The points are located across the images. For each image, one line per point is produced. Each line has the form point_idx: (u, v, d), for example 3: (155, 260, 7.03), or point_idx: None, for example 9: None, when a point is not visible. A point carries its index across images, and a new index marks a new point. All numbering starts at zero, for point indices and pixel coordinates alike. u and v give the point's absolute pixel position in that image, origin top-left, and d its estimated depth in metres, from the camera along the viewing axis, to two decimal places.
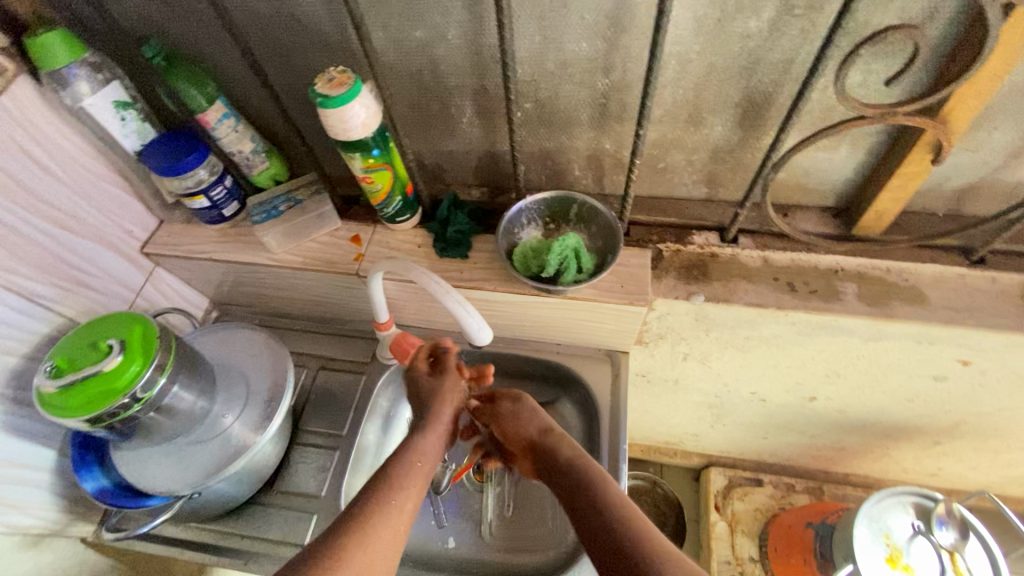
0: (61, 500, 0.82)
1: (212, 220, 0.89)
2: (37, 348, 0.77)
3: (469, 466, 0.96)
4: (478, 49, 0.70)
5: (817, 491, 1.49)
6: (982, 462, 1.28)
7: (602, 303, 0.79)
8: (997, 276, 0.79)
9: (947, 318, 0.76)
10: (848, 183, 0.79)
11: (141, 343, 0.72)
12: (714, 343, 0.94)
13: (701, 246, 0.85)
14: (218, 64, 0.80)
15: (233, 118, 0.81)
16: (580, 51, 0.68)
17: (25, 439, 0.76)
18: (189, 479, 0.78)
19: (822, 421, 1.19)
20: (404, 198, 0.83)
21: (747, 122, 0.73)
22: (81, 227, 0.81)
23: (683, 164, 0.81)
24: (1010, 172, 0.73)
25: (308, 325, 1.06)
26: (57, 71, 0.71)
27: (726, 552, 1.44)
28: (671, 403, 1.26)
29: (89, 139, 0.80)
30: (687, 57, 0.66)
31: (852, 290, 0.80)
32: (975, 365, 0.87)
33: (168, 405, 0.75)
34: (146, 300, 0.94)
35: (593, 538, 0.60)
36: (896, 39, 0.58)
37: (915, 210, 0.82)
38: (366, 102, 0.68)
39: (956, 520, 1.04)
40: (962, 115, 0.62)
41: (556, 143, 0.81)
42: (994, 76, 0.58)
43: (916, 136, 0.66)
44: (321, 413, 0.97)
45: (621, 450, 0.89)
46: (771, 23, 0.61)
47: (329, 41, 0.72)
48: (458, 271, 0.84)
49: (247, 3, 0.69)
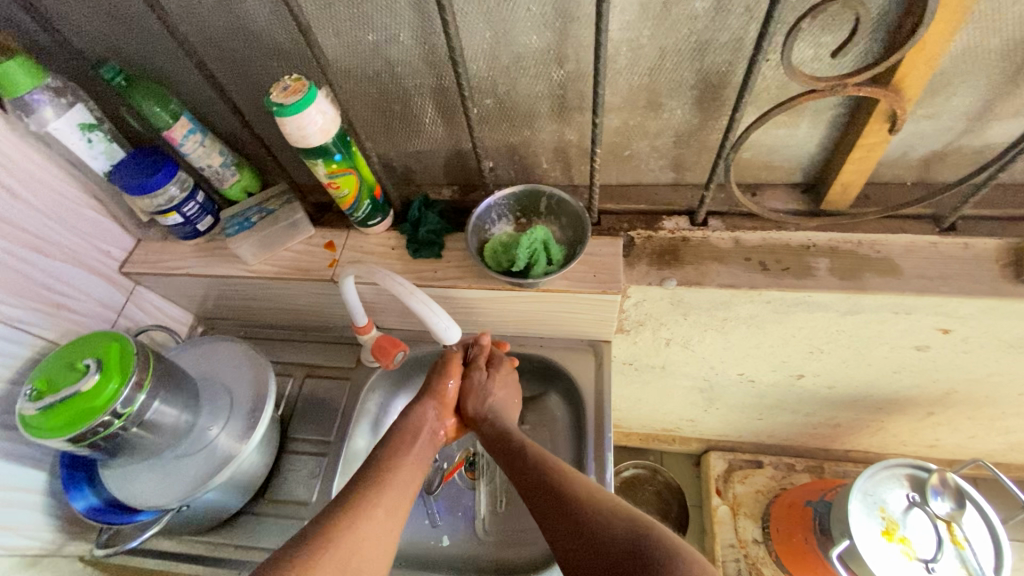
0: (56, 520, 0.84)
1: (187, 235, 0.90)
2: (21, 372, 0.78)
3: (459, 463, 1.00)
4: (431, 48, 0.70)
5: (817, 469, 1.49)
6: (979, 430, 1.27)
7: (576, 293, 0.79)
8: (970, 242, 0.79)
9: (920, 288, 0.76)
10: (814, 158, 0.79)
11: (119, 360, 0.73)
12: (693, 327, 0.94)
13: (671, 231, 0.85)
14: (180, 81, 0.81)
15: (200, 133, 0.82)
16: (532, 43, 0.68)
17: (15, 463, 0.77)
18: (176, 492, 0.78)
19: (813, 398, 1.19)
20: (374, 201, 0.83)
21: (704, 104, 0.73)
22: (56, 250, 0.82)
23: (648, 150, 0.81)
24: (973, 136, 0.72)
25: (292, 334, 1.07)
26: (19, 98, 0.72)
27: (730, 535, 1.44)
28: (662, 390, 1.26)
29: (60, 163, 0.81)
30: (639, 42, 0.66)
31: (825, 264, 0.80)
32: (955, 333, 0.87)
33: (151, 420, 0.76)
34: (129, 319, 0.95)
35: (561, 531, 0.64)
36: (840, 11, 0.58)
37: (883, 181, 0.81)
38: (323, 108, 0.69)
39: (950, 489, 1.05)
40: (915, 81, 0.61)
41: (521, 137, 0.82)
42: (941, 41, 0.58)
43: (871, 107, 0.66)
44: (309, 420, 0.98)
45: (606, 438, 0.89)
46: (715, 3, 0.61)
47: (285, 50, 0.73)
48: (432, 270, 0.84)
49: (198, 19, 0.71)
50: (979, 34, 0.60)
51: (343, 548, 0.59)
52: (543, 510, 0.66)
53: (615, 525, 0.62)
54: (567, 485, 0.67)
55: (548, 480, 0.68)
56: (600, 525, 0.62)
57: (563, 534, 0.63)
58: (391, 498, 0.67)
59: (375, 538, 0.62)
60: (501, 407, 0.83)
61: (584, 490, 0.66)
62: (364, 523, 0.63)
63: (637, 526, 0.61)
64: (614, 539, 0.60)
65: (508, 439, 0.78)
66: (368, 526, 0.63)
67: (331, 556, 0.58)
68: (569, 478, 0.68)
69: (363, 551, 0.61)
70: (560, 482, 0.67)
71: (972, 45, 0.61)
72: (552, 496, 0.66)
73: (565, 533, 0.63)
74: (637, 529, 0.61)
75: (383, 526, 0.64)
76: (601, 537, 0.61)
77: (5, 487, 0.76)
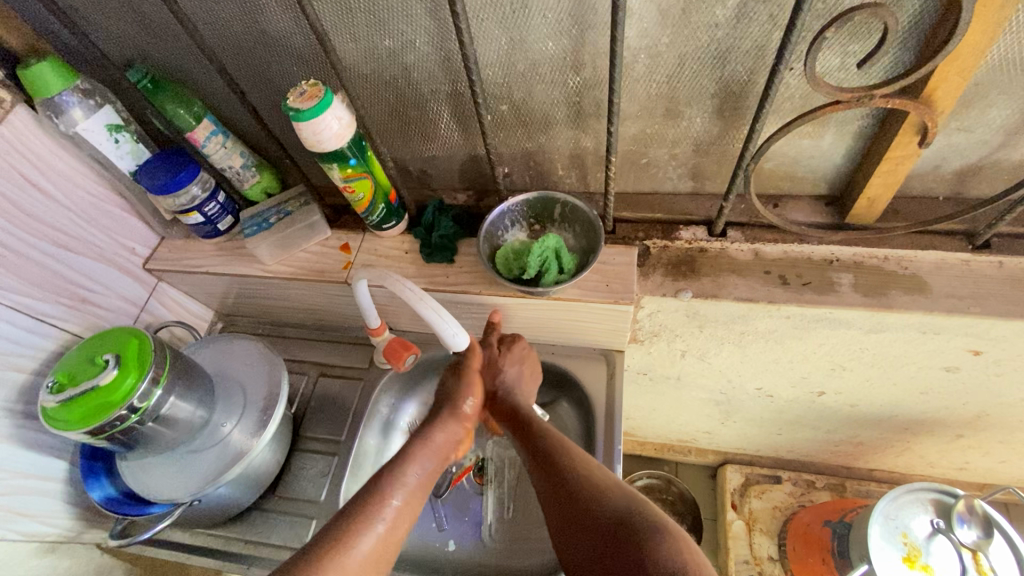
0: (74, 509, 0.86)
1: (209, 234, 0.92)
2: (45, 363, 0.81)
3: (468, 467, 1.01)
4: (447, 54, 0.70)
5: (838, 488, 1.44)
6: (1012, 455, 1.22)
7: (588, 303, 0.78)
8: (1005, 260, 0.75)
9: (949, 307, 0.73)
10: (839, 170, 0.76)
11: (136, 356, 0.74)
12: (710, 339, 0.92)
13: (688, 241, 0.83)
14: (203, 84, 0.83)
15: (221, 134, 0.83)
16: (548, 50, 0.67)
17: (37, 451, 0.80)
18: (188, 487, 0.80)
19: (834, 415, 1.15)
20: (389, 205, 0.84)
21: (724, 113, 0.71)
22: (82, 246, 0.85)
23: (667, 158, 0.79)
24: (1011, 150, 0.69)
25: (308, 333, 1.08)
26: (50, 100, 0.74)
27: (744, 551, 1.40)
28: (677, 401, 1.24)
29: (87, 162, 0.84)
30: (657, 50, 0.65)
31: (848, 280, 0.77)
32: (987, 355, 0.83)
33: (167, 415, 0.77)
34: (151, 314, 0.97)
35: (552, 498, 0.66)
36: (866, 19, 0.55)
37: (913, 194, 0.78)
38: (339, 113, 0.69)
39: (978, 517, 1.00)
40: (947, 93, 0.59)
41: (537, 144, 0.81)
42: (976, 51, 0.55)
43: (900, 119, 0.64)
44: (321, 419, 0.99)
45: (616, 450, 0.87)
46: (736, 10, 0.59)
47: (304, 55, 0.74)
48: (444, 275, 0.84)
49: (221, 23, 0.72)
50: (1017, 45, 0.57)
51: (356, 552, 0.60)
52: (542, 477, 0.68)
53: (605, 496, 0.63)
54: (566, 454, 0.69)
55: (547, 453, 0.69)
56: (590, 493, 0.63)
57: (557, 498, 0.65)
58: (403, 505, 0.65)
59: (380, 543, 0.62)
60: (517, 383, 0.81)
61: (580, 463, 0.67)
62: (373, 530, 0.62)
63: (625, 498, 0.62)
64: (604, 512, 0.61)
65: (520, 413, 0.77)
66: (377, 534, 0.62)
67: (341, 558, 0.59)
68: (566, 449, 0.69)
69: (374, 554, 0.61)
70: (560, 452, 0.69)
71: (1012, 56, 0.58)
72: (549, 464, 0.68)
73: (557, 504, 0.65)
74: (626, 500, 0.62)
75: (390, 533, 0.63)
76: (590, 505, 0.62)
77: (26, 475, 0.79)
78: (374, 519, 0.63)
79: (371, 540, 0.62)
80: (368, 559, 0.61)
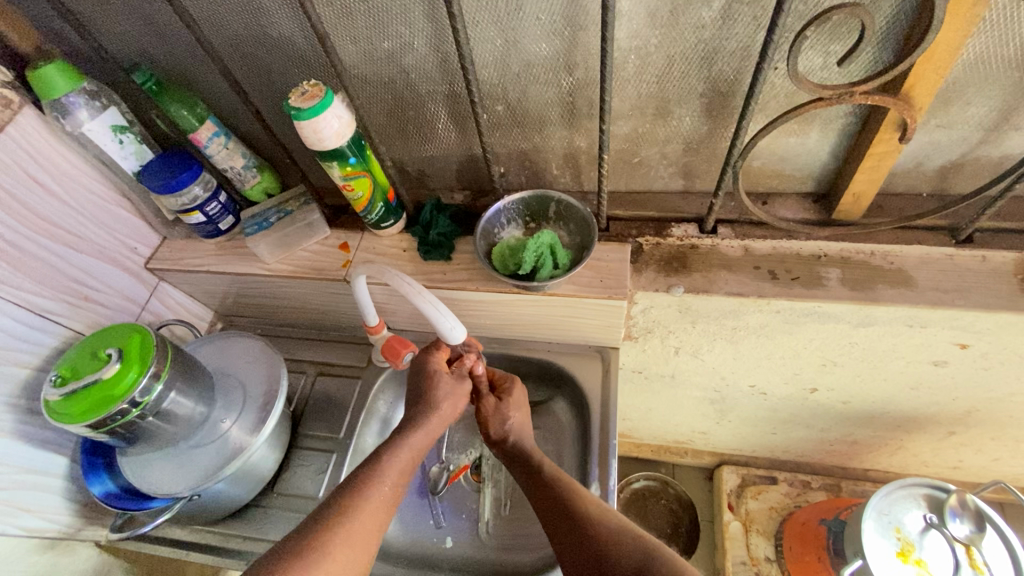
0: (74, 505, 0.87)
1: (210, 233, 0.93)
2: (47, 359, 0.82)
3: (466, 465, 1.01)
4: (444, 56, 0.73)
5: (834, 488, 1.45)
6: (1003, 452, 1.23)
7: (582, 298, 0.80)
8: (988, 254, 0.77)
9: (934, 300, 0.75)
10: (825, 168, 0.78)
11: (138, 351, 0.76)
12: (702, 335, 0.94)
13: (680, 238, 0.85)
14: (206, 86, 0.85)
15: (224, 136, 0.85)
16: (542, 52, 0.70)
17: (38, 447, 0.81)
18: (188, 481, 0.81)
19: (827, 413, 1.16)
20: (387, 204, 0.86)
21: (713, 112, 0.73)
22: (86, 245, 0.86)
23: (658, 157, 0.82)
24: (990, 147, 0.71)
25: (306, 333, 1.10)
26: (57, 101, 0.76)
27: (741, 552, 1.41)
28: (672, 400, 1.25)
29: (92, 163, 0.85)
30: (647, 51, 0.67)
31: (835, 275, 0.79)
32: (974, 348, 0.84)
33: (167, 410, 0.78)
34: (152, 313, 0.98)
35: (567, 540, 0.67)
36: (844, 19, 0.58)
37: (897, 191, 0.80)
38: (339, 113, 0.71)
39: (970, 511, 1.01)
40: (924, 90, 0.61)
41: (532, 144, 0.83)
42: (951, 49, 0.57)
43: (881, 116, 0.66)
44: (319, 417, 1.00)
45: (611, 445, 0.88)
46: (722, 11, 0.62)
47: (305, 57, 0.76)
48: (442, 272, 0.86)
49: (225, 27, 0.74)
50: (990, 44, 0.60)
51: (347, 531, 0.63)
52: (549, 514, 0.71)
53: (619, 539, 0.64)
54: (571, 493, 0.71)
55: (560, 496, 0.71)
56: (605, 536, 0.64)
57: (566, 538, 0.67)
58: (388, 489, 0.69)
59: (366, 538, 0.64)
60: (522, 430, 0.83)
61: (594, 508, 0.68)
62: (358, 526, 0.64)
63: (640, 541, 0.63)
64: (619, 554, 0.62)
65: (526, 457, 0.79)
66: (362, 530, 0.64)
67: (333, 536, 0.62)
68: (579, 494, 0.71)
69: (363, 532, 0.64)
70: (565, 491, 0.71)
71: (986, 54, 0.61)
72: (562, 509, 0.69)
73: (572, 547, 0.66)
74: (640, 543, 0.63)
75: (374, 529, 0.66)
76: (605, 548, 0.63)
77: (27, 470, 0.80)
78: (359, 514, 0.65)
79: (359, 529, 0.64)
80: (358, 539, 0.63)
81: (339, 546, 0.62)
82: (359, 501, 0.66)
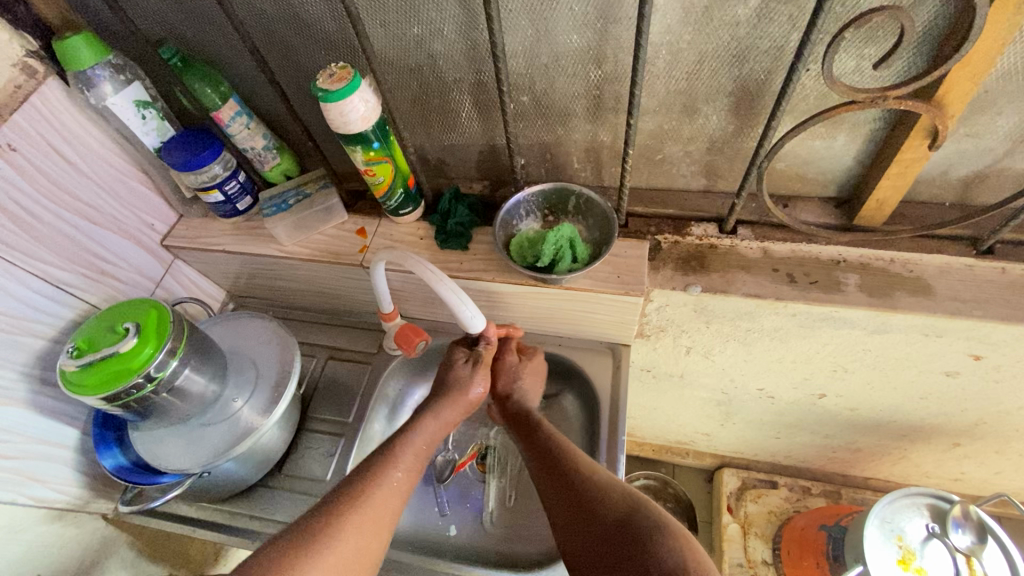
0: (83, 476, 0.88)
1: (227, 213, 0.93)
2: (64, 331, 0.82)
3: (472, 455, 1.02)
4: (473, 43, 0.72)
5: (834, 494, 1.45)
6: (1006, 467, 1.23)
7: (598, 293, 0.80)
8: (1007, 267, 0.77)
9: (952, 310, 0.75)
10: (849, 173, 0.78)
11: (155, 326, 0.76)
12: (715, 336, 0.94)
13: (699, 237, 0.85)
14: (231, 65, 0.85)
15: (245, 116, 0.85)
16: (573, 43, 0.69)
17: (50, 417, 0.81)
18: (198, 458, 0.81)
19: (832, 419, 1.16)
20: (407, 190, 0.85)
21: (741, 111, 0.73)
22: (104, 219, 0.86)
23: (681, 155, 0.81)
24: (1018, 158, 0.71)
25: (317, 317, 1.09)
26: (82, 72, 0.76)
27: (738, 554, 1.41)
28: (678, 400, 1.25)
29: (112, 136, 0.85)
30: (678, 46, 0.67)
31: (854, 280, 0.79)
32: (988, 360, 0.84)
33: (181, 387, 0.78)
34: (165, 290, 0.98)
35: (556, 496, 0.67)
36: (883, 22, 0.58)
37: (920, 200, 0.80)
38: (365, 97, 0.71)
39: (973, 523, 1.01)
40: (958, 98, 0.61)
41: (555, 136, 0.83)
42: (988, 57, 0.57)
43: (911, 122, 0.66)
44: (329, 401, 1.00)
45: (619, 441, 0.88)
46: (758, 9, 0.61)
47: (331, 37, 0.76)
48: (458, 261, 0.86)
49: (254, 4, 0.74)
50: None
51: (362, 511, 0.63)
52: (540, 469, 0.71)
53: (609, 499, 0.63)
54: (570, 462, 0.69)
55: (553, 454, 0.71)
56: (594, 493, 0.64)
57: (557, 499, 0.66)
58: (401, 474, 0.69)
59: (380, 517, 0.64)
60: (528, 393, 0.84)
61: (587, 467, 0.68)
62: (368, 510, 0.64)
63: (629, 499, 0.63)
64: (607, 511, 0.62)
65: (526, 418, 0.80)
66: (374, 513, 0.64)
67: (344, 518, 0.62)
68: (572, 452, 0.70)
69: (378, 513, 0.64)
70: (564, 459, 0.69)
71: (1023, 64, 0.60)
72: (554, 469, 0.69)
73: (560, 502, 0.66)
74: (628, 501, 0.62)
75: (387, 513, 0.65)
76: (594, 506, 0.63)
77: (38, 440, 0.80)
78: (374, 494, 0.65)
79: (373, 508, 0.64)
80: (373, 518, 0.64)
81: (354, 526, 0.62)
82: (369, 487, 0.66)
